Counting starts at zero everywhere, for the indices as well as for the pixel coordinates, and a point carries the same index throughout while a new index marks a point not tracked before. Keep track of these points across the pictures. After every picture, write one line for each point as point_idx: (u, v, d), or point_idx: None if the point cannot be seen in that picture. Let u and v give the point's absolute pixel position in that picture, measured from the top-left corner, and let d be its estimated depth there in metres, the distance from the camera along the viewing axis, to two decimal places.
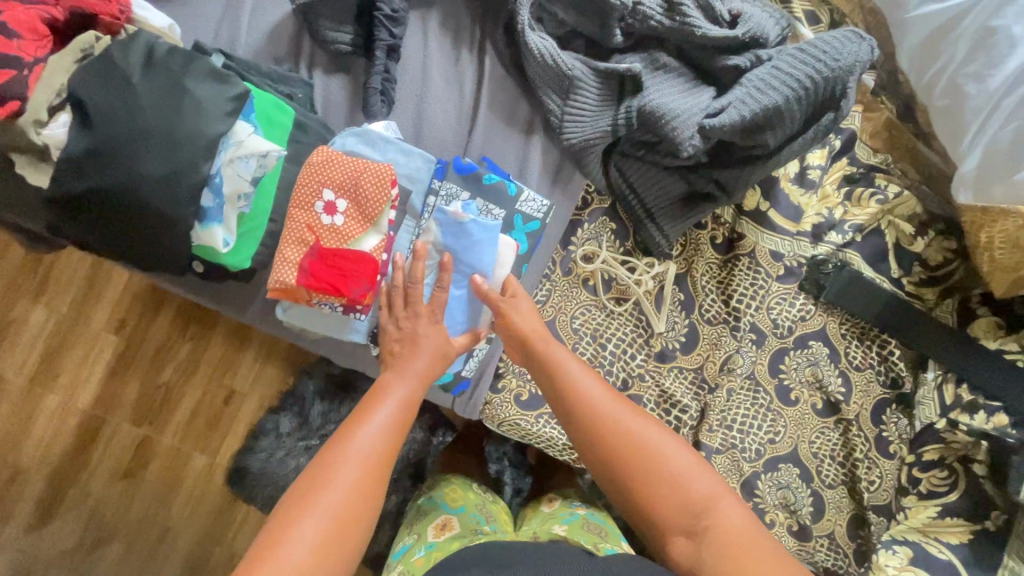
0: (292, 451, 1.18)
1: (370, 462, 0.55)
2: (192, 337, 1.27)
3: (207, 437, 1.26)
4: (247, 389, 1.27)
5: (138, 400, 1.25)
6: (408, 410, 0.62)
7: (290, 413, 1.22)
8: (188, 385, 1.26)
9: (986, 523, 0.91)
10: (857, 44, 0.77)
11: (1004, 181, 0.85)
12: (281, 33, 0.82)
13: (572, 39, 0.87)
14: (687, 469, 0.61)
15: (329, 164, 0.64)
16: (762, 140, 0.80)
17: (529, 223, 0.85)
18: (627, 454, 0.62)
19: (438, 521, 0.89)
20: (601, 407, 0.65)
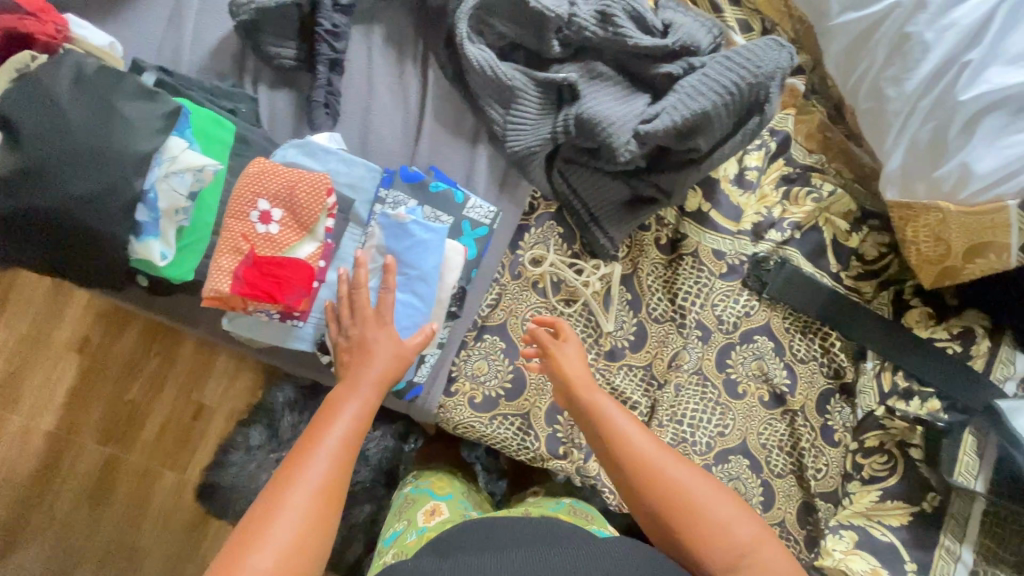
0: (264, 463, 1.18)
1: (322, 488, 0.55)
2: (159, 352, 1.27)
3: (177, 452, 1.26)
4: (217, 403, 1.28)
5: (103, 418, 1.24)
6: (360, 428, 0.61)
7: (259, 426, 1.21)
8: (157, 401, 1.26)
9: (923, 504, 0.95)
10: (778, 52, 0.81)
11: (925, 178, 0.90)
12: (224, 49, 0.83)
13: (513, 50, 0.90)
14: (726, 513, 0.63)
15: (264, 175, 0.67)
16: (694, 145, 0.83)
17: (476, 229, 0.87)
18: (666, 494, 0.65)
19: (428, 507, 0.90)
20: (646, 450, 0.67)
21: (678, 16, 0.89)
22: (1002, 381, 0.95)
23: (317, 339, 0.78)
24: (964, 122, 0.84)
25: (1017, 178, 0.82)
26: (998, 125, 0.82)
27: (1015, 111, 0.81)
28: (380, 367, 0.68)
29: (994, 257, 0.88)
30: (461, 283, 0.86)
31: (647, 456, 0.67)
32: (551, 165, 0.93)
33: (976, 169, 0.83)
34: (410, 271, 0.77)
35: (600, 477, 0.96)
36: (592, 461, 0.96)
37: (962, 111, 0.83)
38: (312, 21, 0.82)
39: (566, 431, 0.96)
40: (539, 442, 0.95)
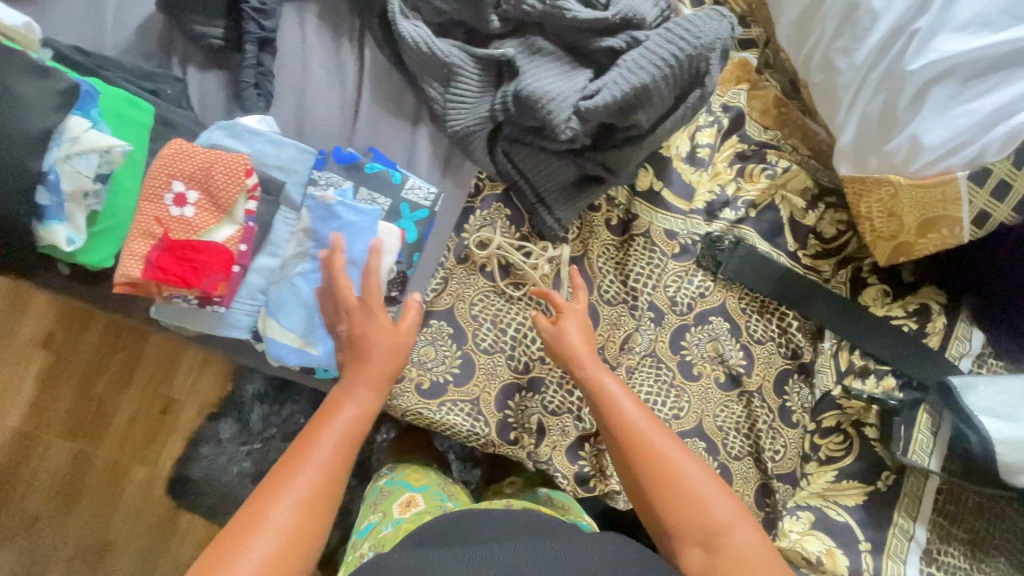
0: (235, 456, 1.20)
1: (311, 497, 0.55)
2: (124, 347, 1.25)
3: (146, 448, 1.24)
4: (185, 398, 1.26)
5: (71, 414, 1.23)
6: (353, 439, 0.61)
7: (229, 419, 1.23)
8: (123, 396, 1.24)
9: (878, 483, 0.93)
10: (719, 22, 0.79)
11: (877, 153, 0.87)
12: (149, 30, 0.80)
13: (451, 27, 0.87)
14: (712, 492, 0.64)
15: (179, 157, 0.65)
16: (635, 120, 0.81)
17: (416, 212, 0.84)
18: (656, 472, 0.65)
19: (403, 499, 0.87)
20: (634, 421, 0.69)
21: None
22: (957, 358, 0.94)
23: (253, 326, 0.76)
24: (913, 94, 0.82)
25: (965, 151, 0.80)
26: (947, 95, 0.80)
27: (964, 81, 0.79)
28: (377, 376, 0.67)
29: (946, 232, 0.87)
30: (402, 268, 0.84)
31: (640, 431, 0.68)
32: (495, 146, 0.90)
33: (925, 142, 0.81)
34: (340, 255, 0.74)
35: (552, 462, 0.94)
36: (544, 445, 0.94)
37: (911, 81, 0.81)
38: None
39: (517, 416, 0.95)
40: (489, 428, 0.93)
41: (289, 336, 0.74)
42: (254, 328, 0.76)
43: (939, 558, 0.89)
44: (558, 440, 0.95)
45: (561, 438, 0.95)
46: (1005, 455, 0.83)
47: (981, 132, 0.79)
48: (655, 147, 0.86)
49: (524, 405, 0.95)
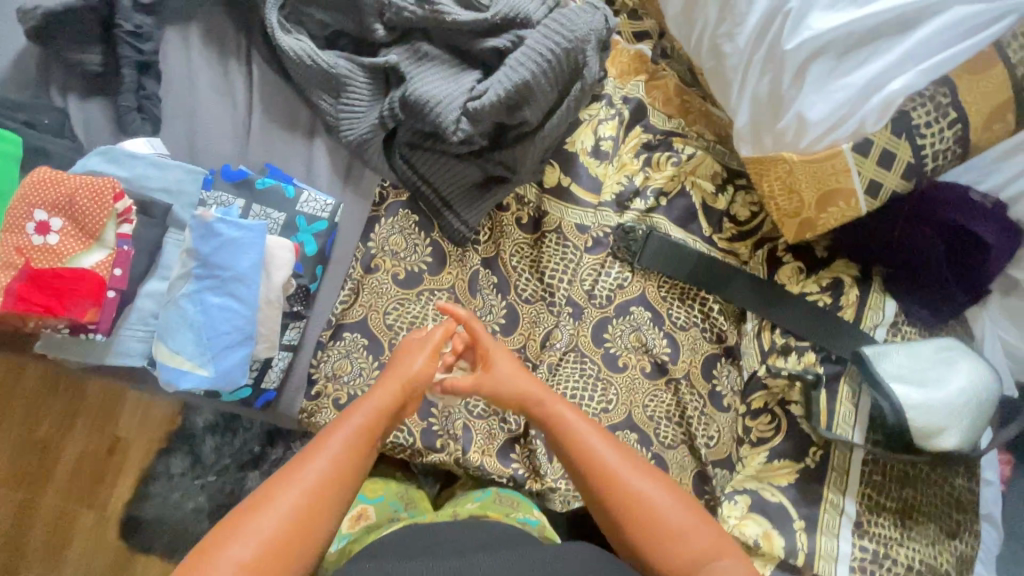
0: (187, 491, 1.18)
1: (316, 490, 0.60)
2: (64, 389, 1.21)
3: (93, 490, 1.20)
4: (132, 435, 1.22)
5: (12, 462, 1.19)
6: (369, 435, 0.66)
7: (180, 454, 1.21)
8: (68, 436, 1.21)
9: (807, 460, 0.93)
10: (594, 16, 0.81)
11: (771, 132, 0.88)
12: (25, 63, 0.80)
13: (339, 39, 0.88)
14: (686, 515, 0.64)
15: (40, 185, 0.64)
16: (521, 116, 0.82)
17: (314, 224, 0.83)
18: (629, 509, 0.65)
19: (355, 512, 0.85)
20: (601, 459, 0.68)
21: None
22: (873, 329, 0.95)
23: (146, 352, 0.74)
24: (795, 71, 0.83)
25: (847, 124, 0.82)
26: (824, 71, 0.82)
27: (839, 56, 0.81)
28: (396, 382, 0.73)
29: (843, 205, 0.88)
30: (302, 282, 0.83)
31: (608, 468, 0.67)
32: (393, 152, 0.90)
33: (809, 117, 0.83)
34: (223, 273, 0.72)
35: (483, 466, 0.92)
36: (472, 451, 0.92)
37: (790, 60, 0.83)
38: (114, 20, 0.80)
39: (442, 423, 0.93)
40: (413, 437, 0.92)
41: (180, 360, 0.71)
42: (148, 354, 0.74)
43: (870, 529, 0.89)
44: (486, 444, 0.94)
45: (488, 442, 0.94)
46: (917, 420, 0.83)
47: (859, 104, 0.81)
48: (550, 142, 0.88)
49: (448, 411, 0.94)
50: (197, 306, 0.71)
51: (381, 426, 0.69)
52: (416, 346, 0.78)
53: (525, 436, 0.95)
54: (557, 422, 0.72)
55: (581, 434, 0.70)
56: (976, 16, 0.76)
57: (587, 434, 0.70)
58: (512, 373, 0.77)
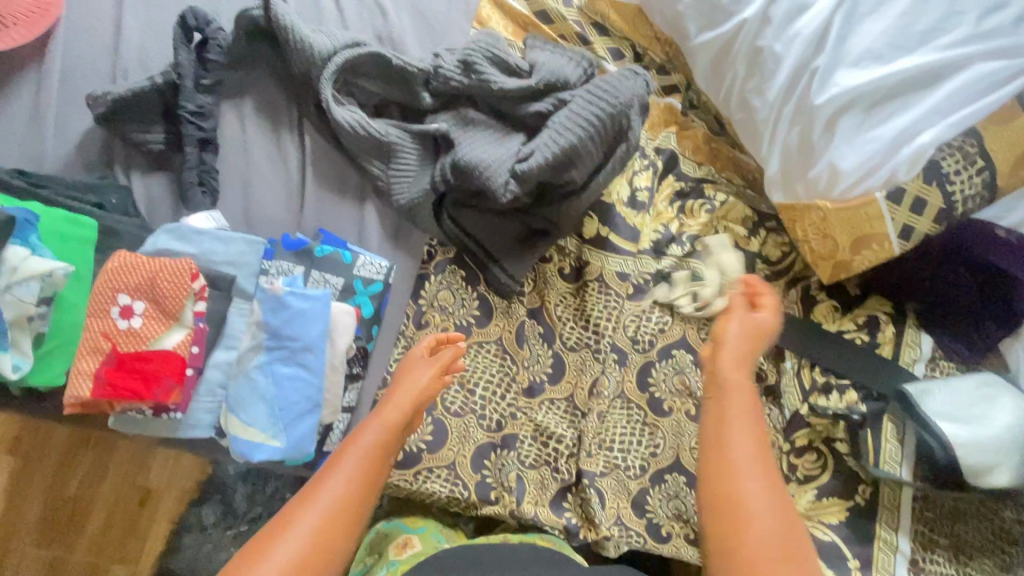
0: (221, 542, 1.18)
1: (333, 513, 0.62)
2: (95, 443, 1.21)
3: (124, 545, 1.20)
4: (163, 487, 1.22)
5: (44, 517, 1.19)
6: (378, 455, 0.69)
7: (213, 503, 1.20)
8: (100, 492, 1.21)
9: (856, 498, 0.94)
10: (634, 82, 0.86)
11: (803, 180, 0.92)
12: (89, 142, 0.82)
13: (387, 107, 0.92)
14: (776, 533, 0.64)
15: (123, 269, 0.66)
16: (568, 176, 0.86)
17: (370, 286, 0.86)
18: (730, 495, 0.67)
19: (399, 540, 0.87)
20: (741, 452, 0.70)
21: (545, 56, 0.92)
22: (911, 364, 0.97)
23: (215, 423, 0.76)
24: (825, 123, 0.87)
25: (878, 173, 0.86)
26: (854, 123, 0.86)
27: (867, 110, 0.85)
28: (402, 402, 0.76)
29: (877, 247, 0.91)
30: (361, 343, 0.85)
31: (730, 456, 0.69)
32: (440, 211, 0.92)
33: (841, 167, 0.87)
34: (293, 344, 0.74)
35: (538, 516, 0.93)
36: (526, 501, 0.93)
37: (821, 113, 0.87)
38: (176, 101, 0.83)
39: (495, 475, 0.94)
40: (468, 491, 0.93)
41: (252, 432, 0.73)
42: (217, 424, 0.76)
43: (925, 567, 0.90)
44: (539, 493, 0.95)
45: (540, 492, 0.95)
46: (967, 458, 0.85)
47: (889, 155, 0.85)
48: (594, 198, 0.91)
49: (501, 463, 0.95)
50: (268, 376, 0.73)
51: (389, 446, 0.72)
52: (416, 365, 0.82)
53: (578, 485, 0.96)
54: (724, 402, 0.74)
55: (731, 417, 0.73)
56: (996, 73, 0.81)
57: (736, 420, 0.72)
58: (739, 342, 0.79)
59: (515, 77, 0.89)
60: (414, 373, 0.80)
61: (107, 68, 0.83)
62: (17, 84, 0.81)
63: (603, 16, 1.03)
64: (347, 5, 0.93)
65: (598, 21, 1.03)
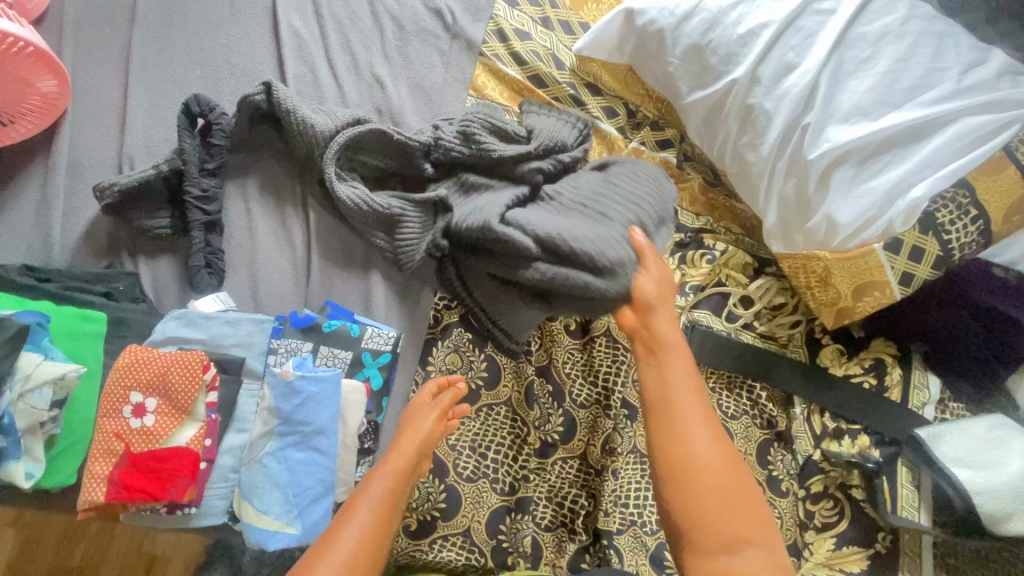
0: None
1: (357, 555, 0.59)
2: None
3: None
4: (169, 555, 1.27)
5: None
6: (394, 495, 0.67)
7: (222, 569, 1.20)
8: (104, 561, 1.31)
9: (877, 546, 0.93)
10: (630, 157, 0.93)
11: (801, 231, 0.93)
12: (95, 230, 0.84)
13: (390, 179, 0.94)
14: (732, 483, 0.60)
15: (133, 367, 0.66)
16: (617, 281, 0.75)
17: (379, 357, 0.85)
18: (679, 467, 0.61)
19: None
20: (684, 407, 0.64)
21: (541, 120, 0.94)
22: (920, 407, 0.97)
23: (227, 509, 0.75)
24: (819, 177, 0.89)
25: (875, 224, 0.87)
26: (848, 177, 0.88)
27: (860, 164, 0.87)
28: (409, 448, 0.74)
29: (879, 294, 0.91)
30: (372, 417, 0.84)
31: (680, 415, 0.64)
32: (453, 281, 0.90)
33: (839, 219, 0.88)
34: (305, 428, 0.74)
35: None
36: (543, 565, 0.93)
37: (814, 167, 0.89)
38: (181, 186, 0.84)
39: (510, 539, 0.93)
40: (484, 557, 0.92)
41: (267, 520, 0.72)
42: (229, 510, 0.75)
43: None
44: (556, 556, 0.94)
45: (557, 554, 0.94)
46: (986, 505, 0.83)
47: (885, 207, 0.86)
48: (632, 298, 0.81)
49: (516, 526, 0.94)
50: (281, 463, 0.73)
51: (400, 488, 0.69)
52: (422, 410, 0.79)
53: (596, 544, 0.95)
54: (663, 354, 0.68)
55: (671, 366, 0.67)
56: (987, 124, 0.82)
57: (674, 372, 0.66)
58: (659, 297, 0.73)
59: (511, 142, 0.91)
60: (417, 419, 0.77)
61: (114, 156, 0.86)
62: (29, 179, 0.84)
63: (595, 76, 1.06)
64: (347, 80, 0.96)
65: (590, 81, 1.06)
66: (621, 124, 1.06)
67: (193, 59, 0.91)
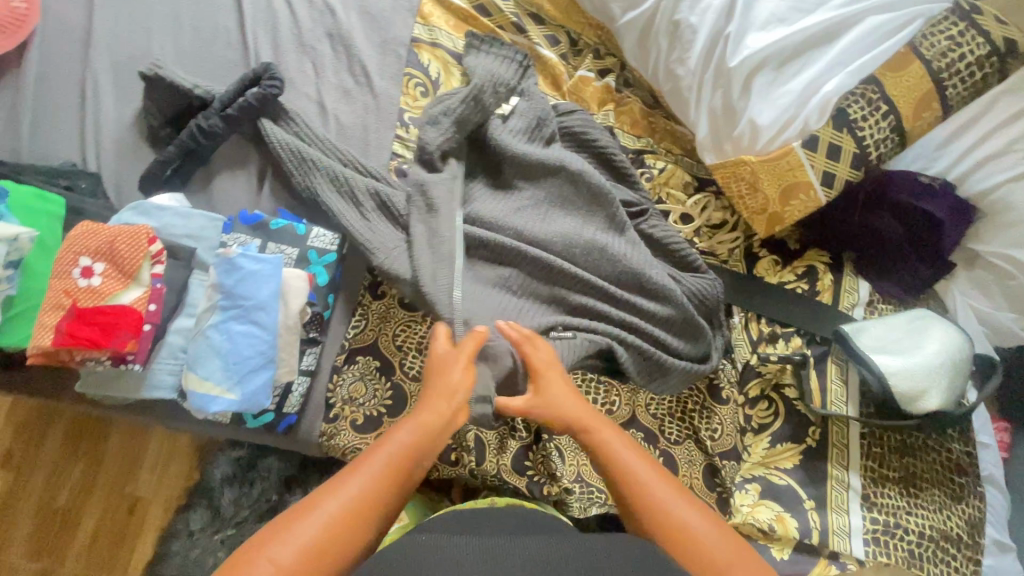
0: (207, 545, 1.24)
1: (352, 508, 0.62)
2: (84, 454, 1.39)
3: (114, 552, 1.36)
4: (150, 496, 1.39)
5: (36, 532, 1.36)
6: (401, 464, 0.69)
7: (201, 508, 1.29)
8: (87, 504, 1.37)
9: (808, 440, 0.96)
10: (604, 133, 1.06)
11: (730, 138, 0.97)
12: (61, 139, 0.90)
13: (341, 99, 1.01)
14: (719, 535, 0.65)
15: (85, 235, 0.72)
16: (707, 364, 0.99)
17: (324, 256, 0.91)
18: (641, 494, 0.69)
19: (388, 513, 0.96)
20: (642, 474, 0.72)
21: (480, 65, 1.02)
22: (851, 309, 1.01)
23: (177, 384, 0.81)
24: (743, 83, 0.94)
25: (795, 124, 0.92)
26: (768, 80, 0.93)
27: (777, 67, 0.92)
28: (436, 400, 0.77)
29: (804, 197, 0.96)
30: (316, 309, 0.90)
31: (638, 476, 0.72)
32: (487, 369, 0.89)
33: (761, 121, 0.93)
34: (245, 303, 0.79)
35: (501, 474, 0.97)
36: (487, 460, 0.97)
37: (737, 73, 0.93)
38: (194, 117, 0.92)
39: (454, 436, 0.98)
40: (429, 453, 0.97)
41: (208, 386, 0.77)
42: (178, 385, 0.81)
43: (877, 501, 0.92)
44: (499, 453, 0.98)
45: (500, 450, 0.98)
46: (902, 387, 0.89)
47: (802, 106, 0.91)
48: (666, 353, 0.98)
49: (460, 423, 0.98)
50: (223, 334, 0.78)
51: (417, 450, 0.71)
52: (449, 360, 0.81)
53: (538, 442, 1.00)
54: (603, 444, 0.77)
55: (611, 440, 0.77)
56: (887, 23, 0.90)
57: (620, 449, 0.75)
58: (568, 400, 0.82)
59: (503, 133, 1.00)
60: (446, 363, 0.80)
61: (81, 72, 0.93)
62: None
63: (538, 6, 1.12)
64: (300, 7, 1.02)
65: (534, 12, 1.11)
66: (563, 51, 1.11)
67: None
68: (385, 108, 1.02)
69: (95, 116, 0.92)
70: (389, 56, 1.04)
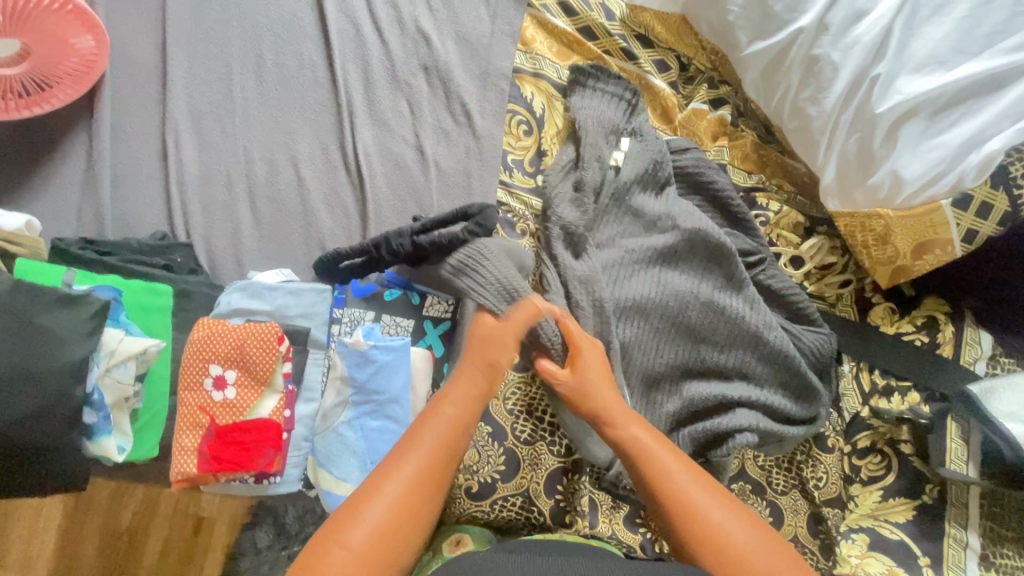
0: (276, 561, 1.18)
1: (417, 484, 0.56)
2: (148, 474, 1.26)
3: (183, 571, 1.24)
4: (215, 514, 1.26)
5: (99, 556, 1.23)
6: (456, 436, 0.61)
7: (264, 527, 1.22)
8: (152, 526, 1.25)
9: (925, 497, 0.96)
10: (719, 173, 0.99)
11: (861, 187, 0.90)
12: (144, 201, 0.82)
13: (440, 141, 0.91)
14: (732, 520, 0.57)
15: (208, 343, 0.72)
16: (817, 425, 0.95)
17: (440, 326, 0.82)
18: (656, 482, 0.62)
19: (452, 538, 0.89)
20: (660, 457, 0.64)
21: (587, 107, 0.93)
22: (973, 363, 0.98)
23: (302, 476, 0.75)
24: (886, 131, 0.86)
25: (945, 179, 0.85)
26: (918, 131, 0.85)
27: (931, 116, 0.84)
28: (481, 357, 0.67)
29: (940, 252, 0.89)
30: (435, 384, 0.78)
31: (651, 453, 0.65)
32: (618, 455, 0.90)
33: (905, 175, 0.86)
34: (379, 397, 0.74)
35: (614, 535, 0.94)
36: (601, 522, 0.94)
37: (881, 120, 0.85)
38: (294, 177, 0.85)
39: (568, 498, 0.95)
40: (543, 516, 0.94)
41: (346, 487, 0.73)
42: (304, 477, 0.75)
43: (998, 563, 0.92)
44: (611, 513, 0.96)
45: (612, 511, 0.96)
46: None
47: (958, 161, 0.84)
48: (782, 418, 0.95)
49: (574, 486, 0.95)
50: (357, 431, 0.74)
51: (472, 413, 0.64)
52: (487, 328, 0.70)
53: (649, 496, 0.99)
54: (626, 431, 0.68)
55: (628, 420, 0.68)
56: None
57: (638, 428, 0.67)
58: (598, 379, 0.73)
59: (618, 190, 0.92)
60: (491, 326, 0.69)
61: (160, 123, 0.84)
62: (74, 147, 0.82)
63: (647, 28, 1.02)
64: (391, 36, 0.92)
65: (642, 33, 1.02)
66: (672, 78, 1.03)
67: (232, 14, 0.88)
68: (488, 151, 0.92)
69: (178, 172, 0.83)
70: (489, 90, 0.94)
